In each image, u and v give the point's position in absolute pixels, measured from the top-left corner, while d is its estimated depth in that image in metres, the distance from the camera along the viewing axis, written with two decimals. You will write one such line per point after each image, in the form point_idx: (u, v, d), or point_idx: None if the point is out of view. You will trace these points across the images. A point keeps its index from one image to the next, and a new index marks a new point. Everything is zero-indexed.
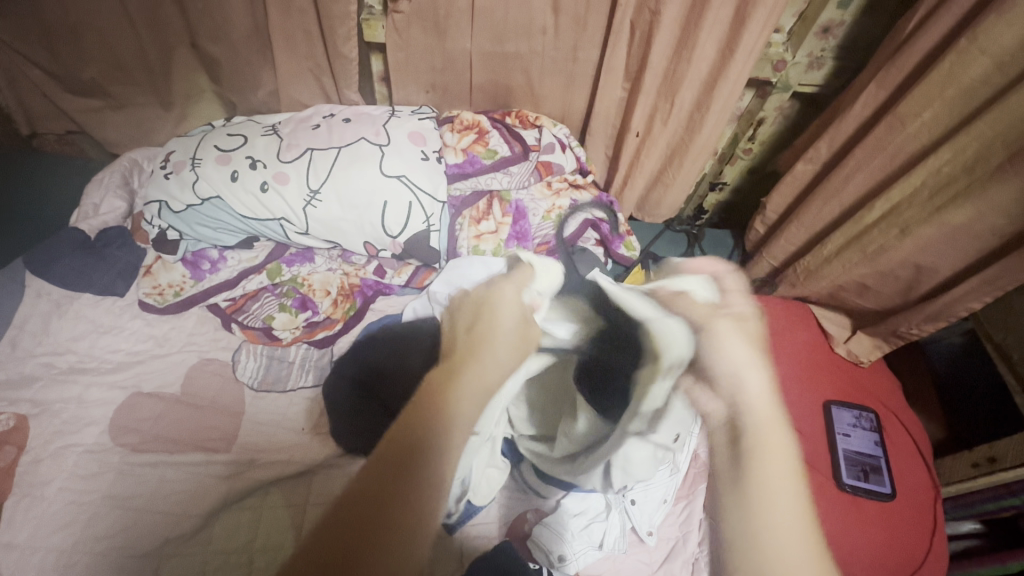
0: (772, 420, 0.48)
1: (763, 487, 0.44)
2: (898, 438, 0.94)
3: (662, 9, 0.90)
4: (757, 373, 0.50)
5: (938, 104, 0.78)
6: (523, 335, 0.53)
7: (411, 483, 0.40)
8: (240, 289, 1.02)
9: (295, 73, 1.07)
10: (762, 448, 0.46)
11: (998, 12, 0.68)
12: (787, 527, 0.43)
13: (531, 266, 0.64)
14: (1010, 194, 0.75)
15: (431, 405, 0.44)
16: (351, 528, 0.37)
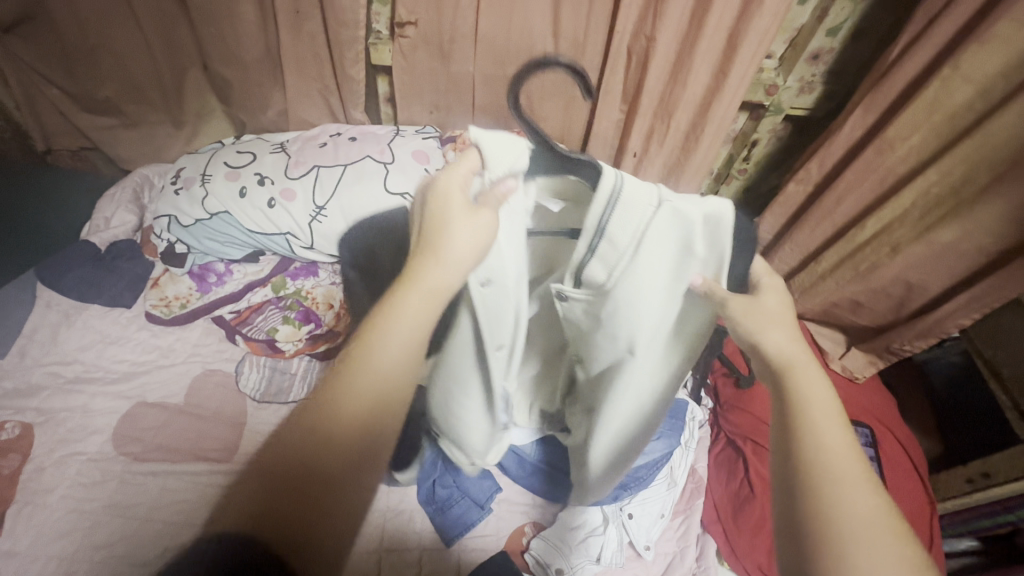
0: (807, 362, 0.42)
1: (813, 445, 0.39)
2: (892, 451, 0.94)
3: (657, 36, 0.94)
4: (786, 331, 0.43)
5: (926, 127, 0.81)
6: (487, 228, 0.45)
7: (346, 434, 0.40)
8: (244, 302, 1.04)
9: (304, 94, 1.11)
10: (802, 400, 0.41)
11: (976, 43, 0.71)
12: (849, 485, 0.38)
13: (481, 142, 0.45)
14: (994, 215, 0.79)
15: (374, 333, 0.43)
16: (292, 456, 0.39)
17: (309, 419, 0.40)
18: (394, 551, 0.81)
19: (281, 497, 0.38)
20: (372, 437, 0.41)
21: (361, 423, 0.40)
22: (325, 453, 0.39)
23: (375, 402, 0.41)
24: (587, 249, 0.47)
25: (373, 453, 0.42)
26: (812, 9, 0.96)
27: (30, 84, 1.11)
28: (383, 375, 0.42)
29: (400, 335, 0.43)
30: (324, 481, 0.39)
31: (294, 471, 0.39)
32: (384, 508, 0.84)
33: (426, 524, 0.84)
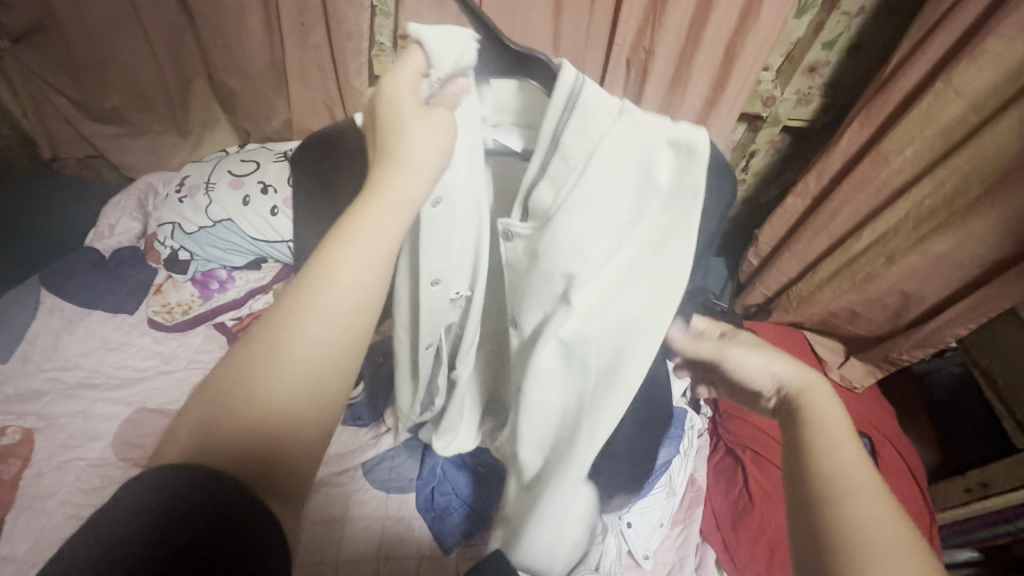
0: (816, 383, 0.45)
1: (821, 447, 0.40)
2: (892, 460, 0.94)
3: (655, 49, 0.96)
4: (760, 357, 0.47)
5: (920, 141, 0.82)
6: (444, 137, 0.41)
7: (293, 382, 0.34)
8: (246, 309, 1.04)
9: (309, 104, 1.13)
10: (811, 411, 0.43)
11: (967, 58, 0.73)
12: (860, 484, 0.37)
13: (421, 34, 0.42)
14: (987, 225, 0.80)
15: (329, 246, 0.37)
16: (236, 384, 0.33)
17: (260, 341, 0.35)
18: (393, 558, 0.81)
19: (224, 430, 0.32)
20: (327, 366, 0.35)
21: (314, 348, 0.34)
22: (271, 381, 0.33)
23: (330, 326, 0.35)
24: (540, 166, 0.43)
25: (331, 386, 0.35)
26: (807, 24, 0.98)
27: (39, 93, 1.13)
28: (338, 290, 0.35)
29: (357, 253, 0.36)
30: (272, 414, 0.33)
31: (238, 400, 0.33)
32: (384, 515, 0.84)
33: (425, 531, 0.84)
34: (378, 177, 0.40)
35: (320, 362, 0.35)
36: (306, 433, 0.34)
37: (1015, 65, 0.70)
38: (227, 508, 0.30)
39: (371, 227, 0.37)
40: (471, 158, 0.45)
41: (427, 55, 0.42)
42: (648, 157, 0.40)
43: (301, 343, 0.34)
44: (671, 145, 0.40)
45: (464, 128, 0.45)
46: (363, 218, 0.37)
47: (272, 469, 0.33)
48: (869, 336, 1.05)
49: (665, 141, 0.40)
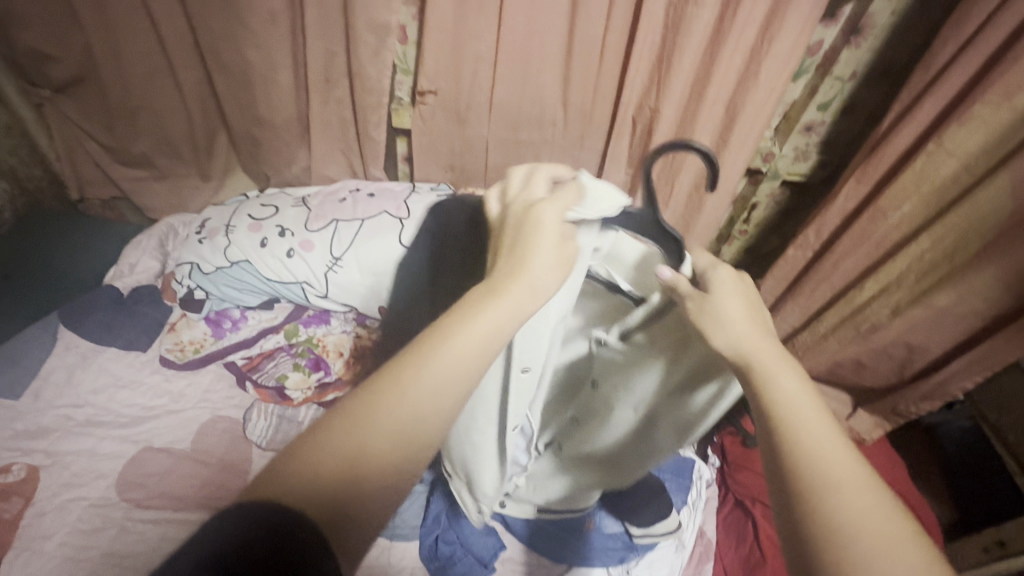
0: (774, 364, 0.42)
1: (822, 476, 0.36)
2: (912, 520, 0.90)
3: (660, 107, 1.01)
4: (730, 307, 0.45)
5: (916, 198, 0.85)
6: (564, 262, 0.45)
7: (390, 450, 0.35)
8: (257, 348, 1.06)
9: (328, 152, 1.19)
10: (794, 424, 0.38)
11: (957, 123, 0.77)
12: (869, 511, 0.34)
13: (582, 185, 0.49)
14: (987, 280, 0.82)
15: (448, 321, 0.39)
16: (333, 434, 0.34)
17: (366, 391, 0.36)
18: None
19: (312, 463, 0.33)
20: (423, 427, 0.36)
21: (413, 408, 0.36)
22: (363, 429, 0.34)
23: (428, 401, 0.37)
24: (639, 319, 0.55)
25: (411, 455, 0.36)
26: (803, 86, 1.04)
27: (72, 139, 1.19)
28: (451, 355, 0.38)
29: (474, 333, 0.39)
30: (359, 455, 0.34)
31: (337, 442, 0.34)
32: (385, 564, 0.82)
33: None
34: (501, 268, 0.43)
35: (417, 422, 0.36)
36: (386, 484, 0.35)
37: (1002, 130, 0.74)
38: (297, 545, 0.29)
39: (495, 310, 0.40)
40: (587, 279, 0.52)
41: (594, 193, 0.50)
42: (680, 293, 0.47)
43: (403, 401, 0.36)
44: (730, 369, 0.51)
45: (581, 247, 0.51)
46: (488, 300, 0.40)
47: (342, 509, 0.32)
48: (879, 390, 1.06)
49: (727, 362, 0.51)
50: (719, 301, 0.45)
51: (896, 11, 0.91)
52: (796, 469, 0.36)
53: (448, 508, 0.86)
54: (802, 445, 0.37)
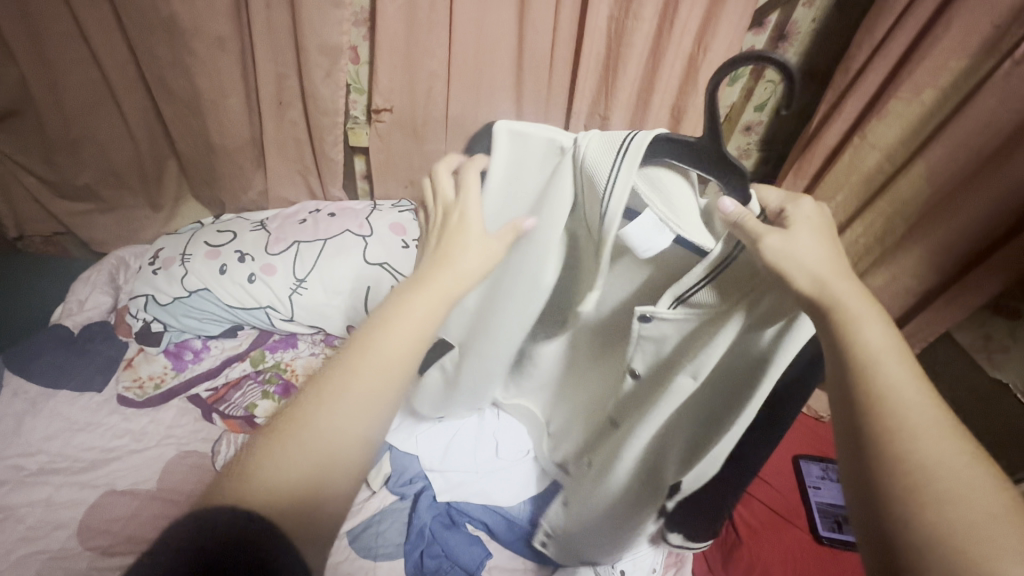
0: (862, 305, 0.38)
1: (903, 427, 0.34)
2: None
3: (610, 115, 1.06)
4: (810, 241, 0.42)
5: (847, 188, 0.92)
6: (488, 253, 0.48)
7: (326, 411, 0.39)
8: (222, 378, 1.03)
9: (286, 175, 1.17)
10: (870, 369, 0.36)
11: (877, 119, 0.84)
12: (943, 453, 0.33)
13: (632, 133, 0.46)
14: (915, 259, 0.90)
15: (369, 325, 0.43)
16: (286, 422, 0.39)
17: (308, 402, 0.39)
18: None
19: (268, 477, 0.36)
20: (371, 421, 0.40)
21: (358, 406, 0.39)
22: (314, 419, 0.38)
23: (373, 377, 0.40)
24: (699, 277, 0.47)
25: (356, 427, 0.39)
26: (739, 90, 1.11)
27: (8, 175, 1.14)
28: (397, 343, 0.42)
29: (409, 323, 0.43)
30: (307, 466, 0.37)
31: (290, 423, 0.38)
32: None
33: None
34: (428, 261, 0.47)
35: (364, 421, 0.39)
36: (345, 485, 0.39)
37: (915, 122, 0.82)
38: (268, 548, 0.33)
39: (428, 298, 0.44)
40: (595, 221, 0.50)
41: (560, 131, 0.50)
42: (747, 227, 0.43)
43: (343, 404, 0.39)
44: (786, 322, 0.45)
45: (602, 179, 0.46)
46: (423, 291, 0.44)
47: (299, 520, 0.36)
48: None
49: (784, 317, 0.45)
50: (800, 231, 0.42)
51: (816, 19, 0.99)
52: (878, 411, 0.35)
53: (432, 521, 0.86)
54: (876, 390, 0.36)
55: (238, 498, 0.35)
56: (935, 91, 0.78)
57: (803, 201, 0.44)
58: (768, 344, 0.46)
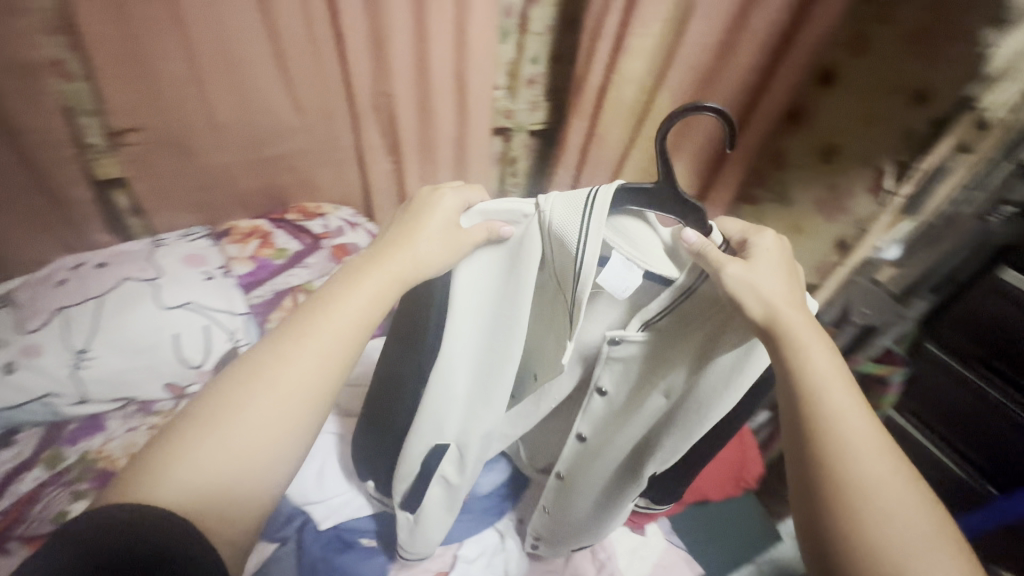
0: (802, 330, 0.52)
1: (847, 448, 0.47)
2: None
3: (394, 92, 1.04)
4: (777, 277, 0.54)
5: (619, 122, 1.03)
6: (450, 248, 0.60)
7: (253, 412, 0.49)
8: (8, 498, 0.82)
9: (26, 232, 0.98)
10: (822, 399, 0.49)
11: (626, 55, 0.93)
12: (884, 491, 0.46)
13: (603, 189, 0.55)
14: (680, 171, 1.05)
15: (296, 337, 0.53)
16: (210, 418, 0.48)
17: (222, 403, 0.49)
18: None
19: (177, 467, 0.45)
20: (280, 426, 0.49)
21: (268, 410, 0.49)
22: (232, 423, 0.48)
23: (287, 391, 0.50)
24: (661, 302, 0.60)
25: (271, 432, 0.49)
26: (513, 45, 1.16)
27: None
28: (322, 349, 0.52)
29: (326, 334, 0.53)
30: (214, 458, 0.46)
31: (210, 421, 0.48)
32: None
33: None
34: (365, 262, 0.59)
35: (276, 424, 0.49)
36: (251, 478, 0.47)
37: (653, 53, 0.93)
38: (161, 541, 0.40)
39: (364, 295, 0.56)
40: (569, 280, 0.59)
41: (533, 202, 0.60)
42: (711, 258, 0.54)
43: (256, 407, 0.49)
44: (749, 345, 0.58)
45: (574, 240, 0.55)
46: (355, 291, 0.56)
47: (212, 506, 0.45)
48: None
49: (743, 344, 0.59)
50: (761, 262, 0.55)
51: None
52: (826, 439, 0.48)
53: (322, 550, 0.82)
54: (823, 423, 0.49)
55: (149, 488, 0.43)
56: (661, 24, 0.89)
57: (765, 236, 0.58)
58: (736, 364, 0.60)
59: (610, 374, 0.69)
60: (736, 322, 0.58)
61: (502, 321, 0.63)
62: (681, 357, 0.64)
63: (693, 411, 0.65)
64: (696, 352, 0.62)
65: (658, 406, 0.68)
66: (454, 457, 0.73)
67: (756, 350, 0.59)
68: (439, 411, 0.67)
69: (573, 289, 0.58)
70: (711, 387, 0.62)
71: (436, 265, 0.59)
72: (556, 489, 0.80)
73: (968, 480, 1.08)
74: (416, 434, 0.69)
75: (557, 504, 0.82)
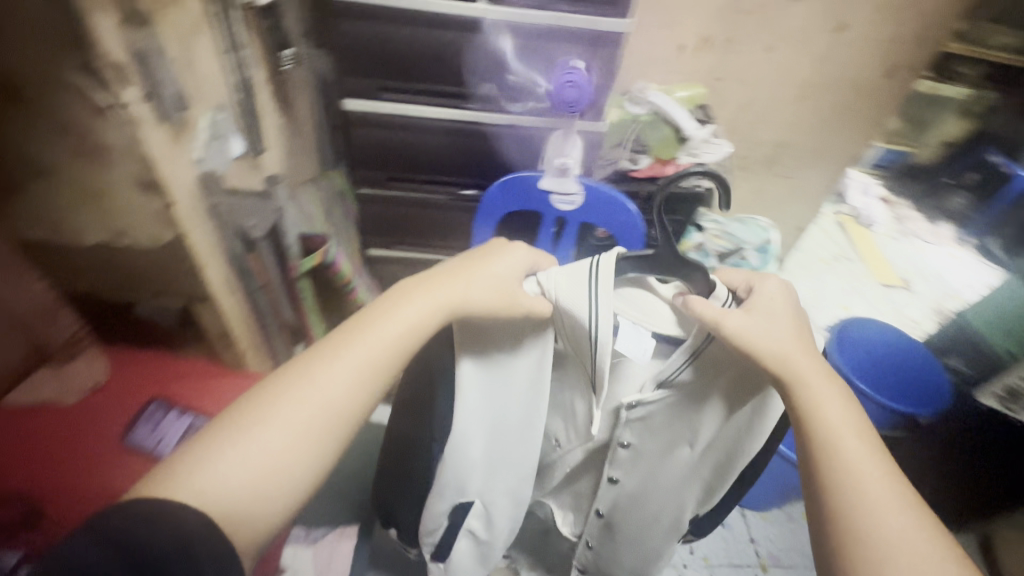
0: (811, 381, 0.53)
1: (853, 505, 0.48)
2: (227, 389, 0.92)
3: None
4: (777, 323, 0.56)
5: None
6: (495, 291, 0.60)
7: (297, 431, 0.51)
8: None
9: None
10: (836, 450, 0.50)
11: None
12: (910, 538, 0.46)
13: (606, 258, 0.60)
14: None
15: (335, 354, 0.55)
16: (239, 426, 0.50)
17: (254, 410, 0.51)
18: None
19: (201, 475, 0.47)
20: (312, 445, 0.51)
21: (301, 428, 0.51)
22: (261, 439, 0.50)
23: (323, 411, 0.52)
24: (679, 361, 0.63)
25: (302, 450, 0.51)
26: None
27: None
28: (349, 373, 0.54)
29: (362, 351, 0.55)
30: (240, 469, 0.48)
31: (236, 435, 0.50)
32: None
33: None
34: (418, 279, 0.62)
35: (296, 443, 0.51)
36: (271, 489, 0.49)
37: None
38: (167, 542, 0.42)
39: (403, 312, 0.58)
40: (582, 344, 0.64)
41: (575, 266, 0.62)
42: (705, 316, 0.56)
43: (288, 423, 0.51)
44: (765, 395, 0.61)
45: (583, 307, 0.60)
46: (387, 313, 0.58)
47: (236, 513, 0.47)
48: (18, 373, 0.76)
49: (761, 395, 0.62)
50: (764, 324, 0.56)
51: None
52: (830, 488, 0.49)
53: None
54: (837, 476, 0.49)
55: (180, 492, 0.46)
56: None
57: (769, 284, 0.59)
58: (758, 411, 0.63)
59: (626, 433, 0.71)
60: (751, 376, 0.61)
61: (520, 385, 0.69)
62: (695, 408, 0.66)
63: (728, 449, 0.66)
64: (719, 407, 0.65)
65: (685, 458, 0.70)
66: (479, 515, 0.80)
67: (771, 398, 0.61)
68: (457, 461, 0.73)
69: (588, 352, 0.63)
70: (737, 435, 0.65)
71: (468, 304, 0.60)
72: (600, 534, 0.84)
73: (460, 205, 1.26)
74: (440, 494, 0.76)
75: (600, 548, 0.85)
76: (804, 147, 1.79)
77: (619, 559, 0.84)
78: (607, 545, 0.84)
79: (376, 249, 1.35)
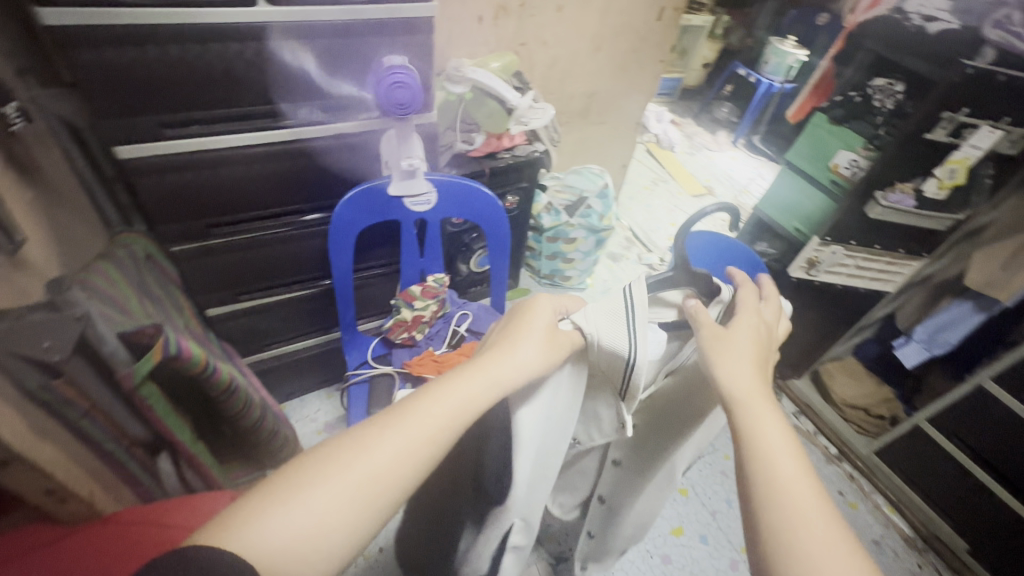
0: (755, 402, 0.52)
1: (776, 533, 0.44)
2: (81, 552, 0.63)
3: None
4: (740, 352, 0.56)
5: None
6: (552, 347, 0.61)
7: (358, 499, 0.46)
8: None
9: None
10: (767, 473, 0.47)
11: None
12: None
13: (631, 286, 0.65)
14: None
15: (405, 415, 0.51)
16: (293, 484, 0.45)
17: (298, 475, 0.46)
18: None
19: (253, 531, 0.42)
20: (366, 512, 0.46)
21: (359, 493, 0.46)
22: (312, 500, 0.44)
23: (387, 479, 0.47)
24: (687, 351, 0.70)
25: (356, 520, 0.45)
26: None
27: None
28: (402, 444, 0.48)
29: (434, 417, 0.51)
30: (291, 528, 0.43)
31: (290, 493, 0.44)
32: None
33: None
34: (496, 344, 0.59)
35: (334, 517, 0.44)
36: (314, 554, 0.43)
37: None
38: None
39: (478, 379, 0.54)
40: (616, 368, 0.65)
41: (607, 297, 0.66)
42: (699, 317, 0.61)
43: (345, 482, 0.46)
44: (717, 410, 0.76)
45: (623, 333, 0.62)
46: (451, 381, 0.54)
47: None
48: None
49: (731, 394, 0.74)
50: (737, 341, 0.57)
51: None
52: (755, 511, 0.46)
53: None
54: (761, 496, 0.47)
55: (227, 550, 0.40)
56: None
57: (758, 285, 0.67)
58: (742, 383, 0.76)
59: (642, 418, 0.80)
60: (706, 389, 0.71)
61: (562, 421, 0.68)
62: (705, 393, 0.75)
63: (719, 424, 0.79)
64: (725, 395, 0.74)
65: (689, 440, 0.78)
66: (521, 530, 0.76)
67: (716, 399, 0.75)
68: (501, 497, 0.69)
69: (623, 375, 0.65)
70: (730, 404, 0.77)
71: (534, 364, 0.58)
72: (602, 511, 0.93)
73: (297, 233, 1.11)
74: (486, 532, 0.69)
75: (602, 523, 0.95)
76: (609, 94, 1.95)
77: (623, 531, 0.95)
78: (607, 517, 0.93)
79: (215, 306, 1.14)
